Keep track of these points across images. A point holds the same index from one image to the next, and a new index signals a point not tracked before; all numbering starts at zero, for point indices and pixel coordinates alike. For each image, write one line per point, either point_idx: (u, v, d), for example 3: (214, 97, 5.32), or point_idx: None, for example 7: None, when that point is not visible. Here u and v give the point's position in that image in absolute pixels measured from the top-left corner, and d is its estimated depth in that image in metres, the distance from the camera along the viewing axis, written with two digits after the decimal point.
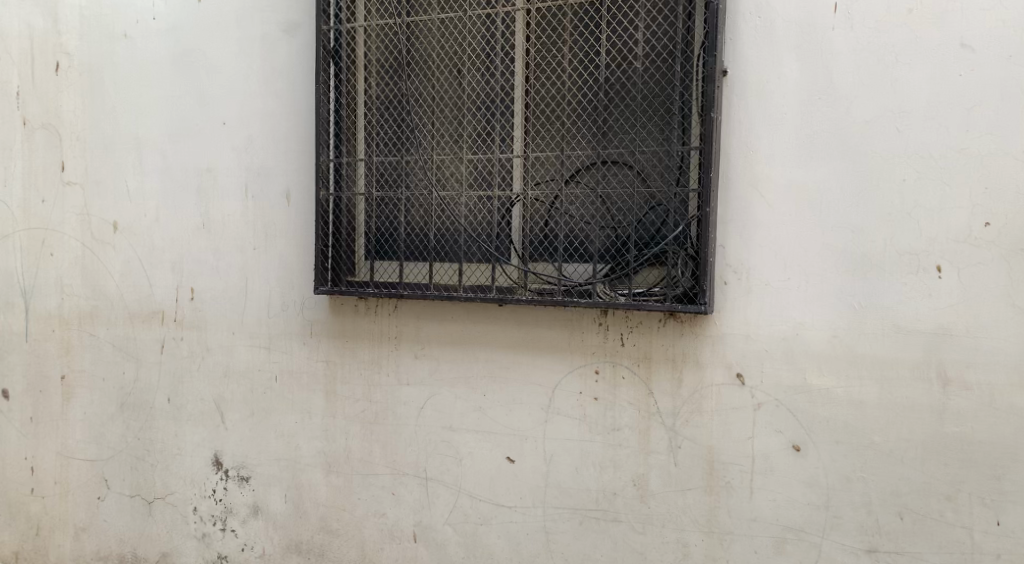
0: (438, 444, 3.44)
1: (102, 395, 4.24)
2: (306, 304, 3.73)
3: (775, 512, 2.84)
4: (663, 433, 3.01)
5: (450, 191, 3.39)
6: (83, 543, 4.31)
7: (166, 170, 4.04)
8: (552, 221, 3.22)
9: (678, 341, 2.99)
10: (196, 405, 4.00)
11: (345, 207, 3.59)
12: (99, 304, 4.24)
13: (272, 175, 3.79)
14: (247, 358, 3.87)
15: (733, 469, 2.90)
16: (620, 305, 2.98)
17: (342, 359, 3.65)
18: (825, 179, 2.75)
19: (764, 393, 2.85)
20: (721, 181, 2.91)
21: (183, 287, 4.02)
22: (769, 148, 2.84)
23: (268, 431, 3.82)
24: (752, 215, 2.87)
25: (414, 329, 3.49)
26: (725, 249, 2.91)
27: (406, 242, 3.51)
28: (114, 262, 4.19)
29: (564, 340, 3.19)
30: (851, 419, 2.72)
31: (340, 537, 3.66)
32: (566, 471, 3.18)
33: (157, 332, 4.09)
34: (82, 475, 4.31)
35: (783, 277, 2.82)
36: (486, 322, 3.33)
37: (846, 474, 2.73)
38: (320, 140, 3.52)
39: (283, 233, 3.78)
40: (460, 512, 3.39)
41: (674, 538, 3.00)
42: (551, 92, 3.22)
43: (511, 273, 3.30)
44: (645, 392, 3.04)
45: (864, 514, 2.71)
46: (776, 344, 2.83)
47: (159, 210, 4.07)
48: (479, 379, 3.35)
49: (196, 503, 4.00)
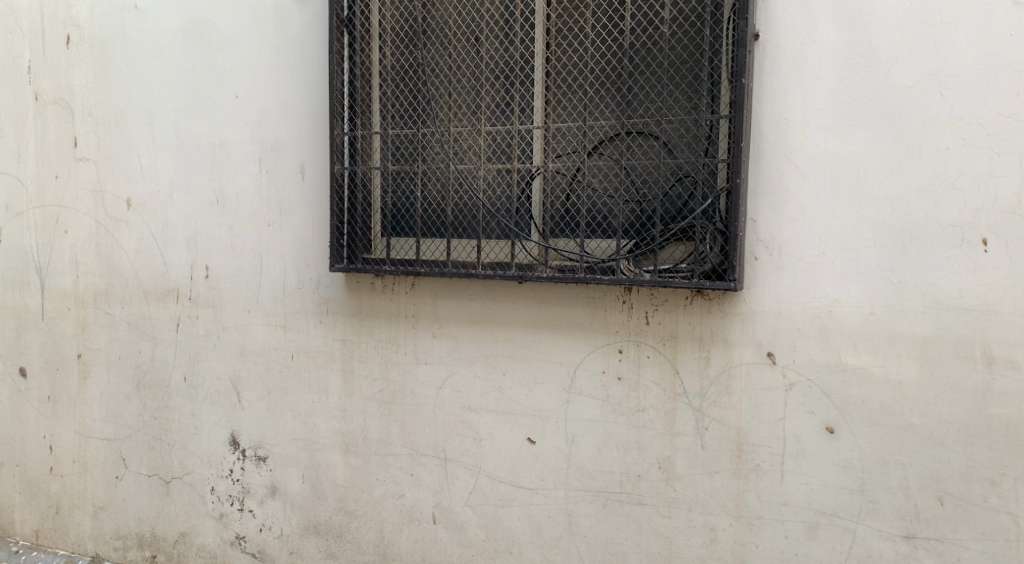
0: (457, 425, 3.36)
1: (118, 374, 4.20)
2: (322, 281, 3.65)
3: (808, 496, 2.72)
4: (689, 414, 2.91)
5: (467, 164, 3.28)
6: (102, 522, 4.29)
7: (178, 145, 3.96)
8: (573, 195, 3.10)
9: (706, 319, 2.87)
10: (212, 384, 3.95)
11: (360, 181, 3.49)
12: (114, 282, 4.19)
13: (286, 149, 3.70)
14: (263, 337, 3.80)
15: (762, 451, 2.79)
16: (645, 282, 2.86)
17: (359, 338, 3.57)
18: (863, 147, 2.61)
19: (796, 373, 2.73)
20: (752, 152, 2.78)
21: (197, 264, 3.95)
22: (803, 116, 2.70)
23: (285, 411, 3.76)
24: (784, 186, 2.74)
25: (432, 307, 3.40)
26: (756, 223, 2.79)
27: (423, 218, 3.41)
28: (127, 239, 4.14)
29: (586, 318, 3.08)
30: (888, 400, 2.60)
31: (358, 518, 3.60)
32: (588, 453, 3.09)
33: (172, 310, 4.04)
34: (100, 454, 4.28)
35: (816, 251, 2.70)
36: (506, 300, 3.24)
37: (883, 457, 2.61)
38: (334, 112, 3.42)
39: (298, 209, 3.69)
40: (480, 493, 3.32)
41: (701, 522, 2.90)
42: (572, 60, 3.09)
43: (532, 249, 3.19)
44: (670, 371, 2.94)
45: (900, 499, 2.59)
46: (809, 321, 2.71)
47: (173, 186, 3.99)
48: (498, 358, 3.26)
49: (214, 483, 3.96)
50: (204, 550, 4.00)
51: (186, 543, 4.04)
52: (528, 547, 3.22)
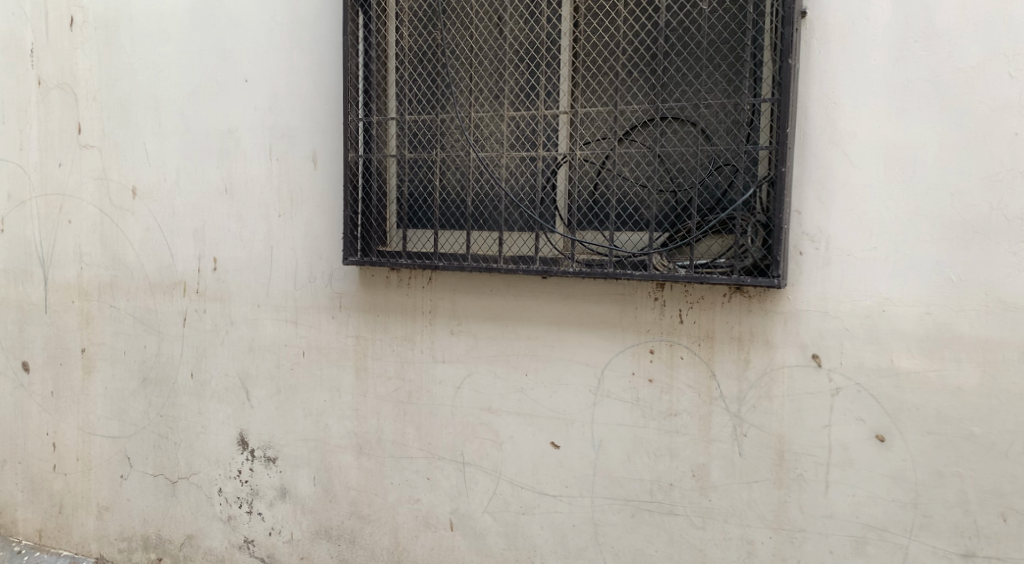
0: (476, 427, 3.19)
1: (123, 369, 4.05)
2: (335, 275, 3.48)
3: (855, 509, 2.54)
4: (726, 420, 2.73)
5: (489, 151, 3.10)
6: (106, 522, 4.15)
7: (186, 132, 3.80)
8: (603, 185, 2.92)
9: (745, 318, 2.69)
10: (220, 381, 3.79)
11: (376, 170, 3.31)
12: (118, 274, 4.03)
13: (297, 136, 3.52)
14: (273, 333, 3.64)
15: (806, 459, 2.61)
16: (680, 278, 2.67)
17: (373, 334, 3.40)
18: (921, 134, 2.41)
19: (843, 377, 2.54)
20: (798, 139, 2.59)
21: (205, 256, 3.79)
22: (854, 99, 2.50)
23: (295, 410, 3.60)
24: (833, 176, 2.54)
25: (450, 302, 3.23)
26: (802, 215, 2.59)
27: (442, 208, 3.24)
28: (133, 229, 3.98)
29: (615, 316, 2.90)
30: (945, 407, 2.41)
31: (372, 523, 3.44)
32: (616, 459, 2.91)
33: (179, 304, 3.88)
34: (104, 453, 4.14)
35: (866, 246, 2.50)
36: (529, 296, 3.06)
37: (939, 469, 2.42)
38: (348, 96, 3.23)
39: (310, 199, 3.52)
40: (501, 499, 3.15)
41: (738, 534, 2.72)
42: (602, 40, 2.90)
43: (558, 243, 3.01)
44: (706, 373, 2.75)
45: (958, 514, 2.40)
46: (859, 321, 2.52)
47: (180, 175, 3.83)
48: (520, 357, 3.08)
49: (221, 484, 3.81)
50: (211, 553, 3.84)
51: (193, 545, 3.89)
52: (552, 557, 3.05)
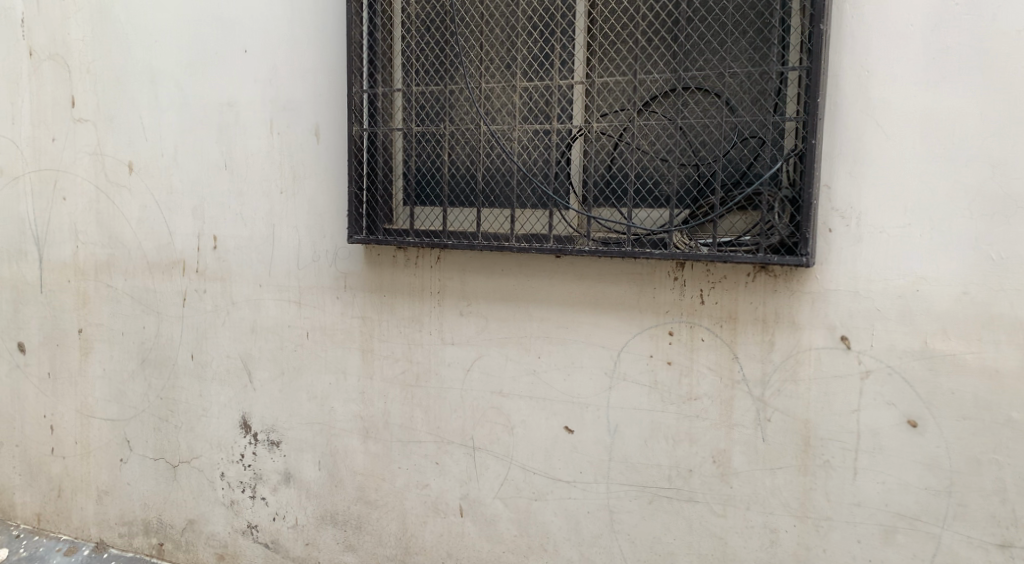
0: (487, 411, 3.08)
1: (121, 351, 3.94)
2: (339, 254, 3.35)
3: (885, 497, 2.44)
4: (749, 404, 2.62)
5: (501, 124, 2.97)
6: (106, 506, 4.06)
7: (184, 106, 3.65)
8: (620, 159, 2.79)
9: (769, 299, 2.57)
10: (221, 363, 3.68)
11: (381, 144, 3.17)
12: (115, 252, 3.91)
13: (299, 109, 3.39)
14: (276, 313, 3.52)
15: (833, 446, 2.50)
16: (702, 257, 2.55)
17: (379, 315, 3.29)
18: (960, 103, 2.29)
19: (874, 360, 2.43)
20: (828, 110, 2.46)
21: (205, 234, 3.67)
22: (889, 68, 2.37)
23: (300, 392, 3.49)
24: (866, 150, 2.41)
25: (459, 282, 3.11)
26: (832, 190, 2.46)
27: (451, 185, 3.11)
28: (129, 207, 3.85)
29: (632, 297, 2.78)
30: (983, 391, 2.30)
31: (379, 509, 3.34)
32: (633, 444, 2.81)
33: (178, 283, 3.76)
34: (103, 436, 4.04)
35: (901, 222, 2.38)
36: (542, 276, 2.94)
37: (975, 456, 2.32)
38: (352, 66, 3.09)
39: (313, 174, 3.39)
40: (512, 485, 3.05)
41: (761, 522, 2.62)
42: (621, 5, 2.75)
43: (572, 220, 2.89)
44: (728, 356, 2.64)
45: (995, 503, 2.30)
46: (892, 302, 2.40)
47: (178, 150, 3.69)
48: (533, 339, 2.97)
49: (223, 468, 3.71)
50: (214, 539, 3.76)
51: (195, 531, 3.80)
52: (565, 545, 2.96)
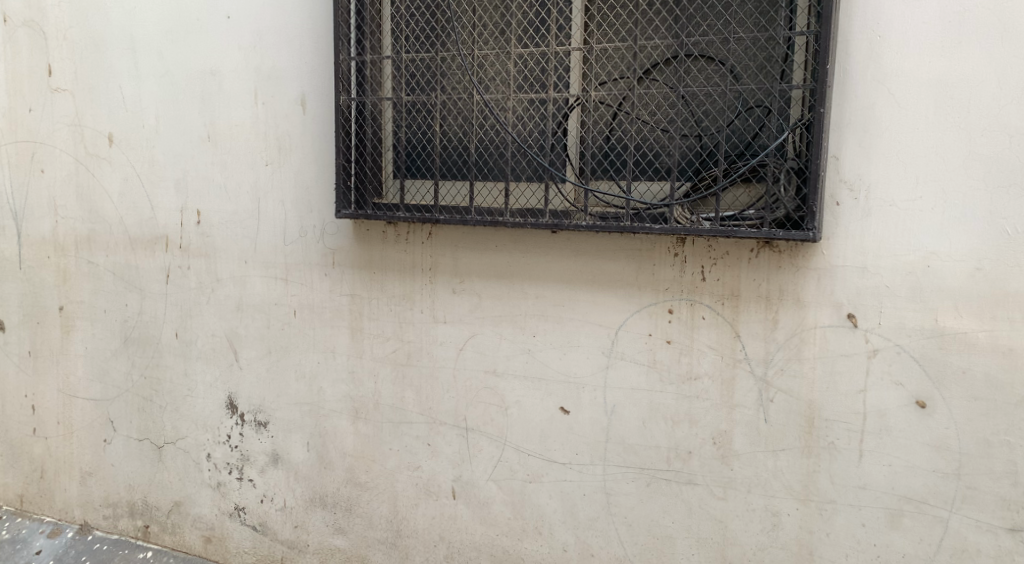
0: (480, 391, 2.99)
1: (103, 329, 3.83)
2: (327, 229, 3.24)
3: (891, 479, 2.36)
4: (751, 384, 2.53)
5: (496, 93, 2.85)
6: (90, 488, 3.96)
7: (165, 75, 3.51)
8: (619, 129, 2.68)
9: (773, 275, 2.47)
10: (206, 342, 3.58)
11: (370, 114, 3.04)
12: (96, 227, 3.78)
13: (285, 77, 3.25)
14: (262, 290, 3.41)
15: (837, 427, 2.42)
16: (704, 232, 2.45)
17: (369, 292, 3.18)
18: (976, 69, 2.19)
19: (881, 338, 2.35)
20: (837, 77, 2.34)
21: (188, 208, 3.54)
22: (903, 32, 2.26)
23: (287, 372, 3.39)
24: (876, 118, 2.31)
25: (451, 258, 3.00)
26: (840, 161, 2.36)
27: (443, 156, 3.00)
28: (110, 180, 3.72)
29: (631, 275, 2.68)
30: (995, 370, 2.22)
31: (370, 491, 3.25)
32: (631, 426, 2.72)
33: (161, 260, 3.64)
34: (86, 416, 3.93)
35: (912, 195, 2.28)
36: (538, 252, 2.84)
37: (985, 437, 2.24)
38: (339, 32, 2.95)
39: (299, 146, 3.26)
40: (506, 467, 2.96)
41: (762, 505, 2.55)
42: None
43: (569, 193, 2.78)
44: (729, 335, 2.55)
45: (1006, 486, 2.22)
46: (901, 279, 2.31)
47: (159, 122, 3.56)
48: (528, 317, 2.87)
49: (210, 450, 3.62)
50: (200, 521, 3.67)
51: (181, 513, 3.71)
52: (561, 528, 2.88)
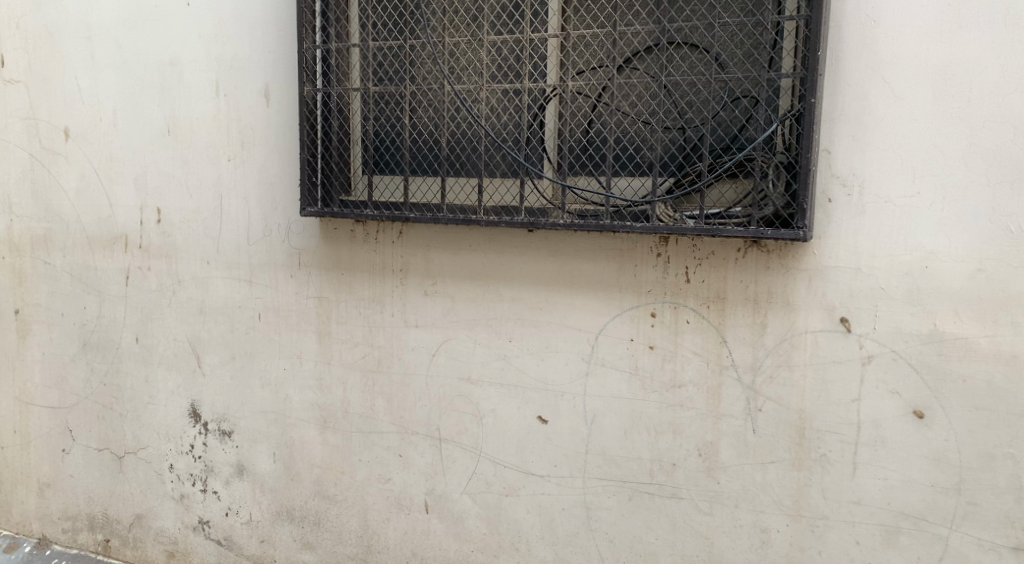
0: (454, 399, 2.83)
1: (61, 333, 3.64)
2: (292, 228, 3.07)
3: (887, 494, 2.21)
4: (739, 393, 2.38)
5: (468, 84, 2.69)
6: (48, 500, 3.78)
7: (123, 65, 3.33)
8: (598, 121, 2.52)
9: (762, 277, 2.32)
10: (167, 347, 3.40)
11: (336, 106, 2.87)
12: (53, 227, 3.59)
13: (247, 68, 3.08)
14: (226, 293, 3.24)
15: (830, 438, 2.27)
16: (688, 231, 2.29)
17: (336, 295, 3.01)
18: (977, 55, 2.04)
19: (876, 344, 2.20)
20: (829, 64, 2.19)
21: (148, 206, 3.36)
22: (899, 16, 2.11)
23: (252, 379, 3.22)
24: (871, 109, 2.16)
25: (423, 259, 2.84)
26: (832, 155, 2.21)
27: (413, 151, 2.83)
28: (67, 176, 3.53)
29: (611, 276, 2.53)
30: (998, 378, 2.08)
31: (339, 505, 3.08)
32: (612, 436, 2.57)
33: (120, 261, 3.46)
34: (43, 425, 3.75)
35: (909, 190, 2.13)
36: (513, 252, 2.68)
37: (988, 450, 2.10)
38: (302, 19, 2.79)
39: (263, 140, 3.09)
40: (481, 479, 2.80)
41: (750, 521, 2.40)
42: None
43: (546, 190, 2.62)
44: (715, 340, 2.40)
45: (1009, 502, 2.08)
46: (897, 280, 2.16)
47: (117, 115, 3.38)
48: (504, 321, 2.71)
49: (172, 460, 3.44)
50: (163, 535, 3.49)
51: (143, 526, 3.54)
52: (538, 544, 2.72)
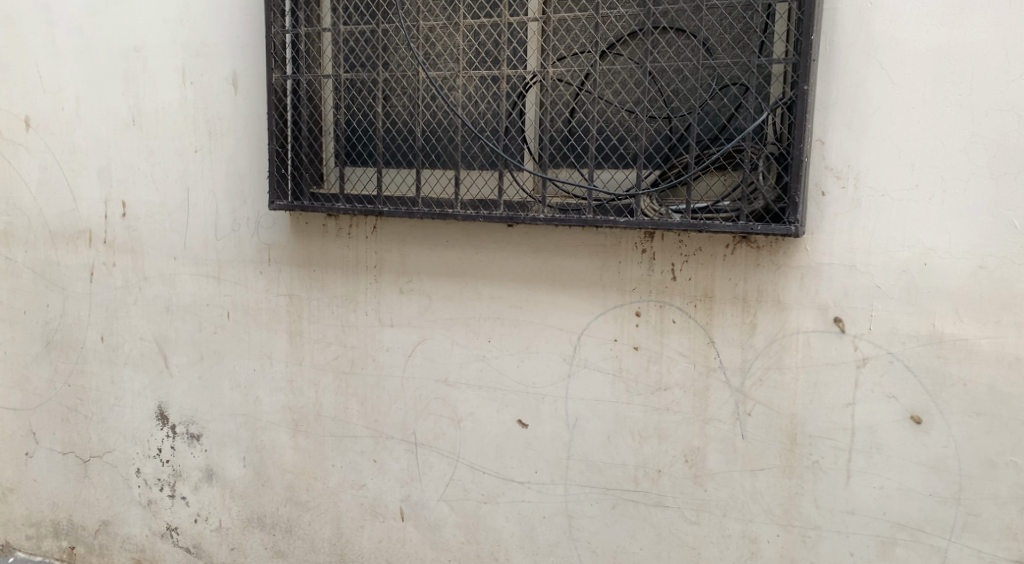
0: (431, 402, 2.70)
1: (23, 332, 3.49)
2: (261, 222, 2.93)
3: (883, 503, 2.10)
4: (727, 396, 2.26)
5: (444, 70, 2.56)
6: (11, 505, 3.63)
7: (85, 52, 3.18)
8: (581, 110, 2.39)
9: (752, 274, 2.21)
10: (133, 346, 3.25)
11: (306, 94, 2.73)
12: (14, 220, 3.44)
13: (214, 54, 2.93)
14: (193, 290, 3.09)
15: (822, 444, 2.16)
16: (674, 225, 2.17)
17: (308, 292, 2.88)
18: (979, 40, 1.92)
19: (870, 345, 2.09)
20: (823, 49, 2.07)
21: (112, 200, 3.21)
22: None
23: (221, 380, 3.08)
24: (867, 96, 2.04)
25: (397, 255, 2.71)
26: (826, 146, 2.09)
27: (387, 142, 2.69)
28: (28, 168, 3.38)
29: (594, 273, 2.40)
30: (1001, 382, 1.96)
31: (312, 512, 2.96)
32: (594, 441, 2.45)
33: (84, 256, 3.31)
34: (6, 427, 3.60)
35: (907, 183, 2.02)
36: (492, 249, 2.55)
37: (989, 458, 1.99)
38: (270, 2, 2.65)
39: (231, 130, 2.95)
40: (458, 486, 2.68)
41: (738, 531, 2.28)
42: None
43: (525, 183, 2.50)
44: (702, 340, 2.28)
45: (1012, 512, 1.97)
46: (894, 279, 2.05)
47: (80, 104, 3.22)
48: (482, 321, 2.59)
49: (139, 464, 3.30)
50: (130, 542, 3.36)
51: (110, 533, 3.40)
52: (518, 554, 2.60)
